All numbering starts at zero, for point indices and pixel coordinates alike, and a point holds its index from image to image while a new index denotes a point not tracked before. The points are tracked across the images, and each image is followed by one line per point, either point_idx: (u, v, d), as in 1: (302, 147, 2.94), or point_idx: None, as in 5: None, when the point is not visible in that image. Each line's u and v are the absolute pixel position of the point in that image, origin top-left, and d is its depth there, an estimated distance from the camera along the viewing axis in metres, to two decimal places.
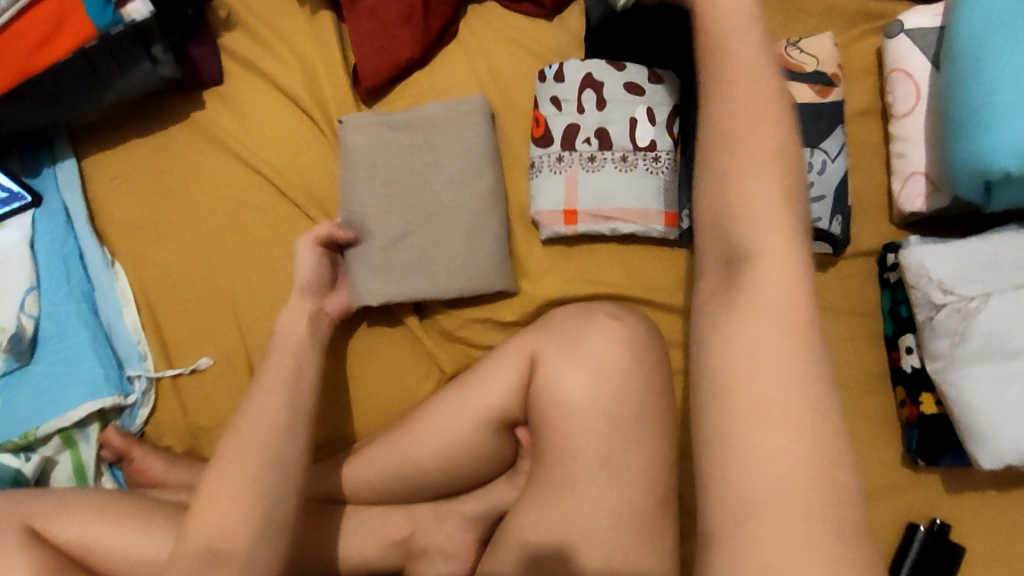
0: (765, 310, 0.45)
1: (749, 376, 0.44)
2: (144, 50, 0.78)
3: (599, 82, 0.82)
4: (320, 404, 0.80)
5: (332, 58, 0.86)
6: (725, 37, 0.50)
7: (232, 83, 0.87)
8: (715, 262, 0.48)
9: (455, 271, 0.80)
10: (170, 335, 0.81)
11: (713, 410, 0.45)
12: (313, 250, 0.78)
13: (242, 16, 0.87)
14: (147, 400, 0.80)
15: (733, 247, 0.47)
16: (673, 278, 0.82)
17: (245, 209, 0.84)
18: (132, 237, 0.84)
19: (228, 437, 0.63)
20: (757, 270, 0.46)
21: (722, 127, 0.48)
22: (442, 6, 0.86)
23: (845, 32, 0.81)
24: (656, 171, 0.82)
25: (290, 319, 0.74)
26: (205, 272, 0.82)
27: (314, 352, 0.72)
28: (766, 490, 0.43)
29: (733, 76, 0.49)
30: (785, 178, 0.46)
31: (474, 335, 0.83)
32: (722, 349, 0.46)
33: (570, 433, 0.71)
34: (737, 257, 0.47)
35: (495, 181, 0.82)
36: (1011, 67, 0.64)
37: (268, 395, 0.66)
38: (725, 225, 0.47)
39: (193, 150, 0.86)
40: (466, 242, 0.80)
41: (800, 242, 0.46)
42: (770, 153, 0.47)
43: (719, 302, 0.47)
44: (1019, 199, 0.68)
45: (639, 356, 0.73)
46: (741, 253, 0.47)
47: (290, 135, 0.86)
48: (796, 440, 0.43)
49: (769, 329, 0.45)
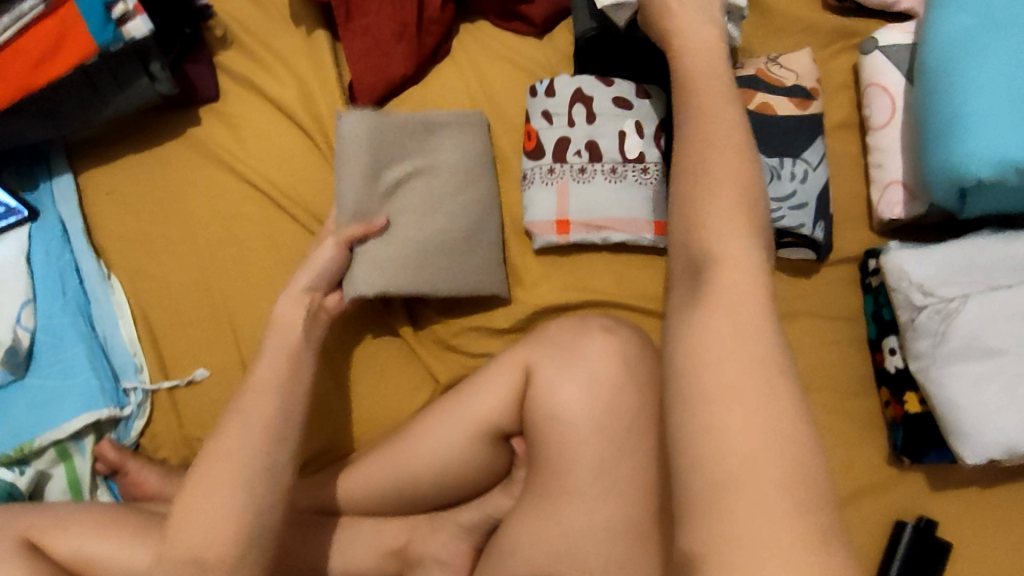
0: (727, 318, 0.45)
1: (720, 386, 0.44)
2: (143, 67, 0.83)
3: (588, 97, 0.84)
4: (320, 414, 0.84)
5: (327, 78, 0.92)
6: (694, 72, 0.56)
7: (227, 99, 0.93)
8: (681, 272, 0.50)
9: (460, 271, 0.82)
10: (166, 347, 0.85)
11: (683, 420, 0.44)
12: (334, 248, 0.79)
13: (237, 35, 0.94)
14: (142, 412, 0.84)
15: (697, 255, 0.49)
16: (663, 287, 0.84)
17: (241, 223, 0.89)
18: (133, 251, 0.88)
19: (224, 440, 0.65)
20: (715, 280, 0.47)
21: (697, 138, 0.53)
22: (435, 25, 0.90)
23: (823, 49, 0.90)
24: (644, 182, 0.84)
25: (289, 310, 0.75)
26: (203, 283, 0.87)
27: (310, 351, 0.74)
28: (752, 510, 0.40)
29: (704, 106, 0.54)
30: (740, 195, 0.49)
31: (467, 343, 0.85)
32: (694, 359, 0.45)
33: (565, 445, 0.72)
34: (692, 269, 0.49)
35: (490, 188, 0.86)
36: (979, 81, 0.71)
37: (263, 398, 0.68)
38: (692, 236, 0.49)
39: (191, 167, 0.91)
40: (470, 243, 0.83)
41: (757, 251, 0.48)
42: (732, 170, 0.50)
43: (687, 312, 0.48)
44: (990, 203, 0.74)
45: (635, 370, 0.74)
46: (702, 261, 0.48)
47: (285, 150, 0.91)
48: (776, 452, 0.42)
49: (713, 330, 0.45)
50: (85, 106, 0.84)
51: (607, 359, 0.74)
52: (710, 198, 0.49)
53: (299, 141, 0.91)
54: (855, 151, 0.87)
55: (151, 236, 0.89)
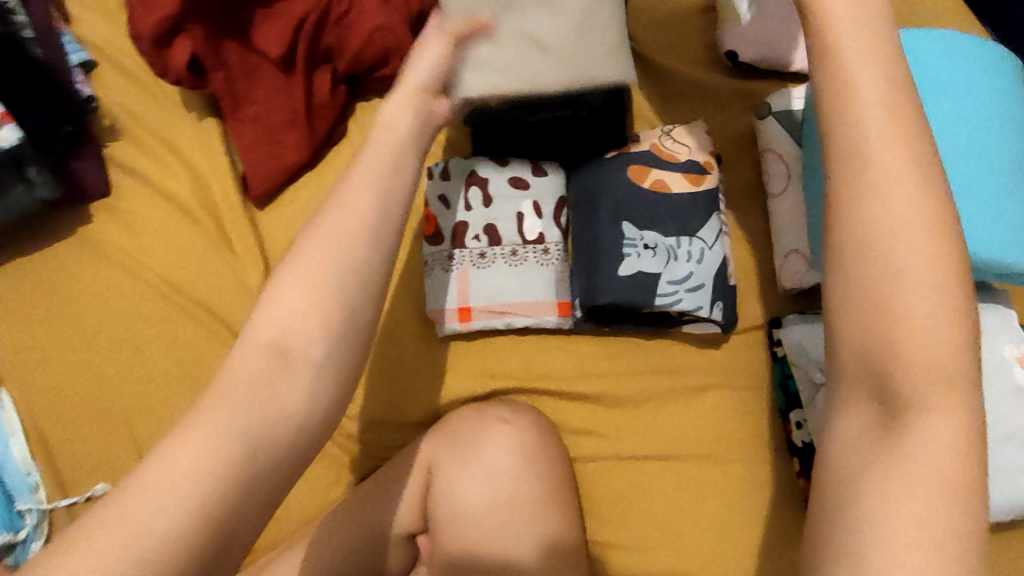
0: (926, 469, 0.36)
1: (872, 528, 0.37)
2: (18, 175, 0.82)
3: (484, 179, 0.84)
4: None
5: (219, 166, 0.89)
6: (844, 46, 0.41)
7: (119, 194, 0.90)
8: (866, 398, 0.39)
9: (568, 59, 0.67)
10: (63, 461, 0.82)
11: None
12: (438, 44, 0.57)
13: (128, 127, 0.92)
14: (40, 533, 0.80)
15: (883, 377, 0.38)
16: (571, 367, 0.83)
17: (137, 322, 0.86)
18: (24, 361, 0.85)
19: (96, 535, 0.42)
20: (909, 432, 0.37)
21: (851, 161, 0.40)
22: (328, 109, 0.88)
23: (722, 113, 0.90)
24: (546, 263, 0.83)
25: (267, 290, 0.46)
26: (98, 390, 0.84)
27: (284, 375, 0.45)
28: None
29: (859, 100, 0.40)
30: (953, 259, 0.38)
31: (378, 437, 0.83)
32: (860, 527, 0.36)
33: (472, 546, 0.72)
34: (879, 396, 0.38)
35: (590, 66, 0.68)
36: None
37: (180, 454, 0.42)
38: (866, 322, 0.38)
39: (82, 266, 0.88)
40: (580, 23, 0.67)
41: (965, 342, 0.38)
42: (934, 219, 0.38)
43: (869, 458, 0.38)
44: None
45: (533, 459, 0.76)
46: (892, 390, 0.38)
47: (179, 244, 0.88)
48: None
49: (945, 449, 0.37)
50: None
51: (506, 451, 0.75)
52: (876, 268, 0.38)
53: (194, 234, 0.88)
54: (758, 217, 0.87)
55: (43, 345, 0.85)
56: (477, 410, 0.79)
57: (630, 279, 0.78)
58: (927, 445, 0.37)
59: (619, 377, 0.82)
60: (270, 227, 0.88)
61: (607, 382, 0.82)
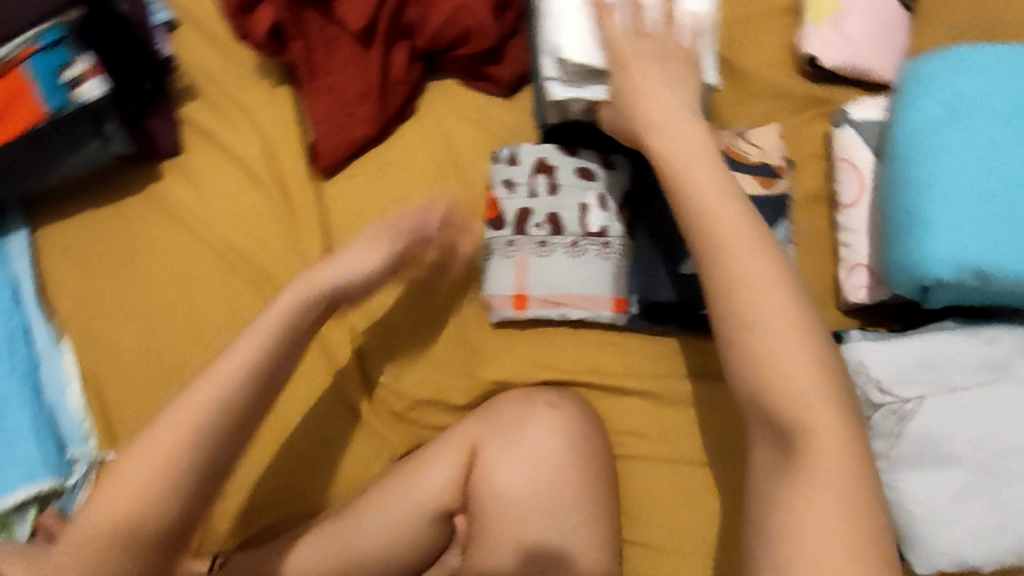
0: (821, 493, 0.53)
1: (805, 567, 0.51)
2: (95, 129, 0.82)
3: (552, 167, 0.83)
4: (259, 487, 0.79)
5: (291, 134, 0.91)
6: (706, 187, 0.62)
7: (188, 154, 0.91)
8: (766, 439, 0.57)
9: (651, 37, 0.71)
10: (113, 411, 0.83)
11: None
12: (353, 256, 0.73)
13: (203, 89, 0.93)
14: (88, 481, 0.80)
15: (777, 411, 0.56)
16: (620, 363, 0.82)
17: (194, 282, 0.86)
18: (85, 310, 0.85)
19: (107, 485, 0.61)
20: (803, 465, 0.55)
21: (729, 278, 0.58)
22: (401, 85, 0.88)
23: (795, 117, 0.88)
24: (606, 257, 0.82)
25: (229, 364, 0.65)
26: (149, 345, 0.84)
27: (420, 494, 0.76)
28: None
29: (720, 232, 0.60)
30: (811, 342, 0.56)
31: (426, 416, 0.83)
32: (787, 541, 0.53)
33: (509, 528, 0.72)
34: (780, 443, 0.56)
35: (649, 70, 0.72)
36: (937, 176, 0.72)
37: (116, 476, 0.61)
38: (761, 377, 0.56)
39: (148, 223, 0.88)
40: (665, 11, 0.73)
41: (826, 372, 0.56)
42: (784, 301, 0.57)
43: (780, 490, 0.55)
44: (954, 295, 0.74)
45: (578, 446, 0.75)
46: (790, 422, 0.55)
47: (243, 208, 0.89)
48: None
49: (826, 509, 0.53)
50: (38, 169, 0.82)
51: (552, 437, 0.75)
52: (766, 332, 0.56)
53: (260, 199, 0.89)
54: (824, 228, 0.85)
55: (103, 295, 0.86)
56: (525, 396, 0.78)
57: (691, 280, 0.78)
58: (828, 461, 0.54)
59: (669, 378, 0.81)
60: (332, 197, 0.89)
61: (656, 382, 0.81)
